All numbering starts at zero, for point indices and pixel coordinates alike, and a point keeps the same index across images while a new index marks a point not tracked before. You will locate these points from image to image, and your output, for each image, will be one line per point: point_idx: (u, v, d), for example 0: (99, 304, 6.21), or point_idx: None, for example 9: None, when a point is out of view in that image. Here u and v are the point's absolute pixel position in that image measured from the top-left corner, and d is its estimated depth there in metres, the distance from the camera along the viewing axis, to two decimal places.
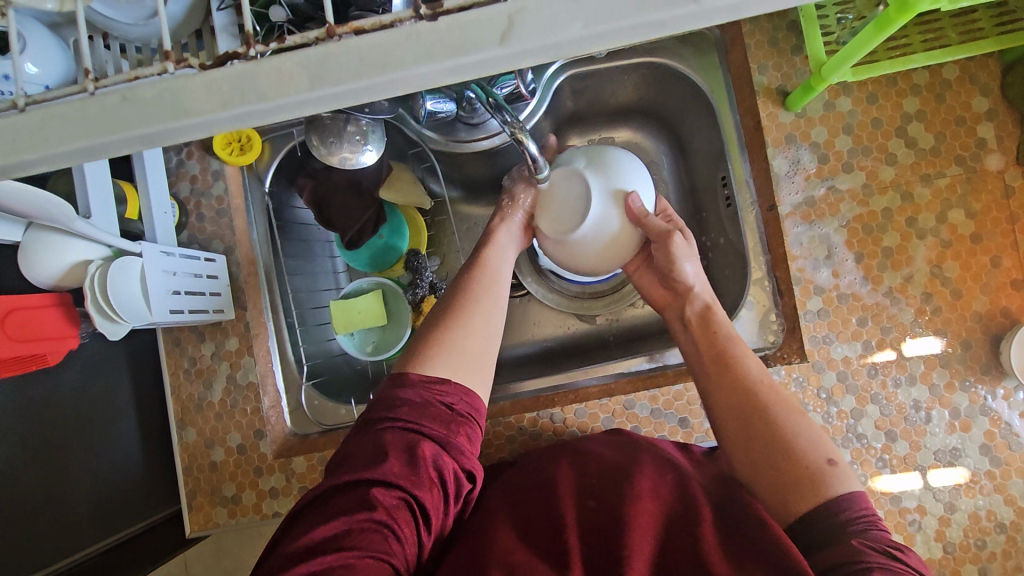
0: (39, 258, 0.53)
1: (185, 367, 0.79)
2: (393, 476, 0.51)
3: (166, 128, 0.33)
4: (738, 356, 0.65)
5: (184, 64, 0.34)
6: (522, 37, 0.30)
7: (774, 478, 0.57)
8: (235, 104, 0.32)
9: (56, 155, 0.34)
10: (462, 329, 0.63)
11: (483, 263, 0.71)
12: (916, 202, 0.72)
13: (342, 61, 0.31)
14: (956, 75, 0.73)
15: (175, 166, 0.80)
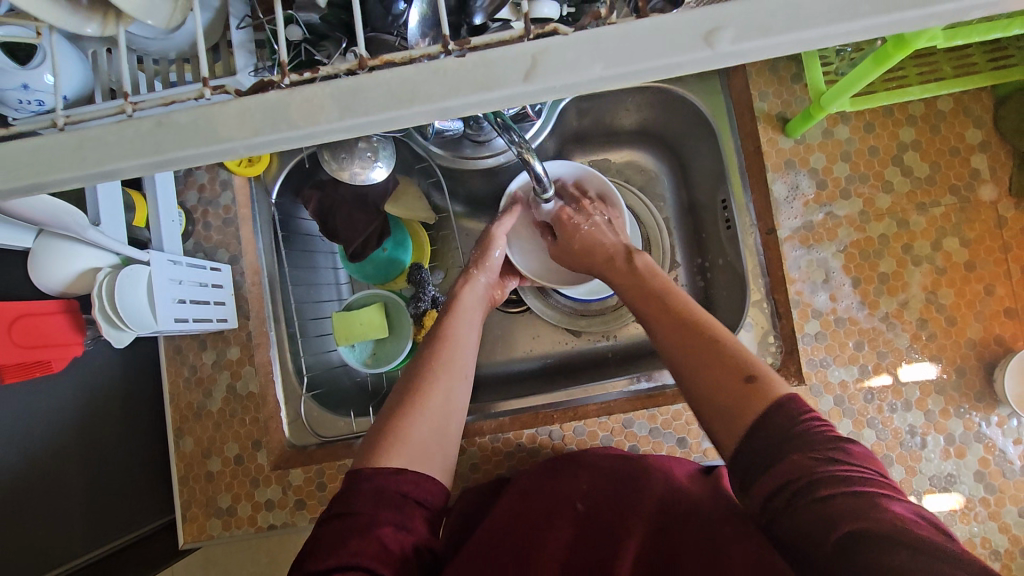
0: (47, 265, 0.53)
1: (185, 375, 0.79)
2: (350, 559, 0.50)
3: (196, 151, 0.34)
4: (666, 299, 0.67)
5: (221, 90, 0.37)
6: (546, 75, 0.31)
7: (714, 403, 0.55)
8: (265, 131, 0.33)
9: (87, 177, 0.34)
10: (414, 411, 0.63)
11: (437, 342, 0.71)
12: (911, 229, 0.74)
13: (371, 92, 0.32)
14: (950, 107, 0.75)
15: (183, 175, 0.81)
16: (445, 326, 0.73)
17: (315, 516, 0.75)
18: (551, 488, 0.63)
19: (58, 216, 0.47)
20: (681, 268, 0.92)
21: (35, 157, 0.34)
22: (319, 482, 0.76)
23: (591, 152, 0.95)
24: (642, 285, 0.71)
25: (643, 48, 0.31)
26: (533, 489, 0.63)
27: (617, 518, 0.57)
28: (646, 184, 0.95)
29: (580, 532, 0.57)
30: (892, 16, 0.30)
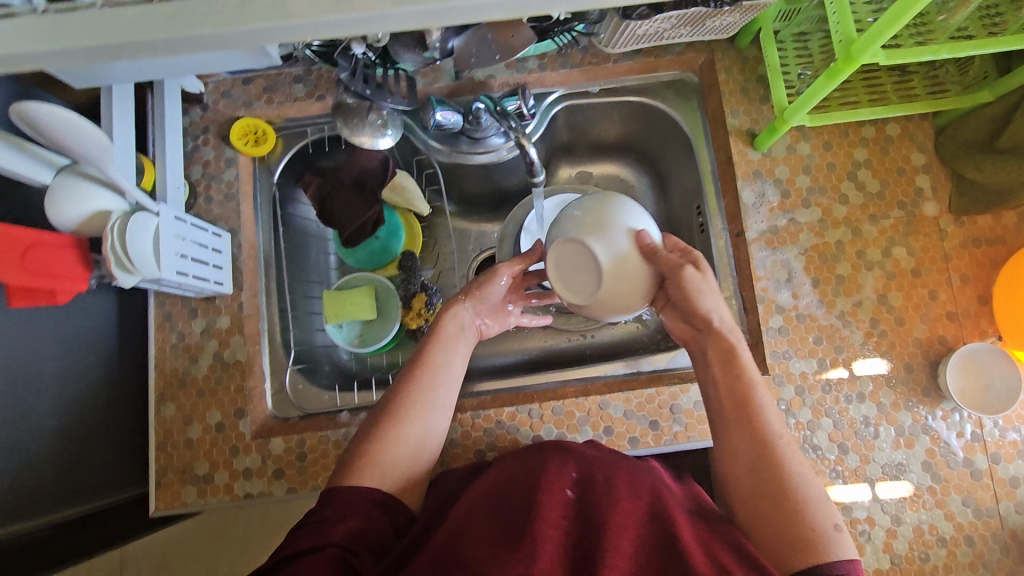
0: (62, 203, 0.54)
1: (172, 342, 0.80)
2: (324, 541, 0.55)
3: (272, 27, 0.44)
4: (756, 409, 0.65)
5: None
6: None
7: (773, 545, 0.58)
8: (329, 13, 0.44)
9: (183, 38, 0.45)
10: (388, 433, 0.65)
11: (418, 376, 0.70)
12: (864, 237, 0.81)
13: None
14: (897, 133, 0.84)
15: (189, 151, 0.84)
16: (432, 361, 0.72)
17: (293, 486, 0.75)
18: (539, 471, 0.61)
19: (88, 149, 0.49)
20: None
21: (147, 20, 0.45)
22: (299, 453, 0.76)
23: (578, 163, 1.02)
24: (722, 374, 0.68)
25: None
26: (509, 479, 0.62)
27: (607, 505, 0.56)
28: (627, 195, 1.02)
29: (566, 518, 0.56)
30: None
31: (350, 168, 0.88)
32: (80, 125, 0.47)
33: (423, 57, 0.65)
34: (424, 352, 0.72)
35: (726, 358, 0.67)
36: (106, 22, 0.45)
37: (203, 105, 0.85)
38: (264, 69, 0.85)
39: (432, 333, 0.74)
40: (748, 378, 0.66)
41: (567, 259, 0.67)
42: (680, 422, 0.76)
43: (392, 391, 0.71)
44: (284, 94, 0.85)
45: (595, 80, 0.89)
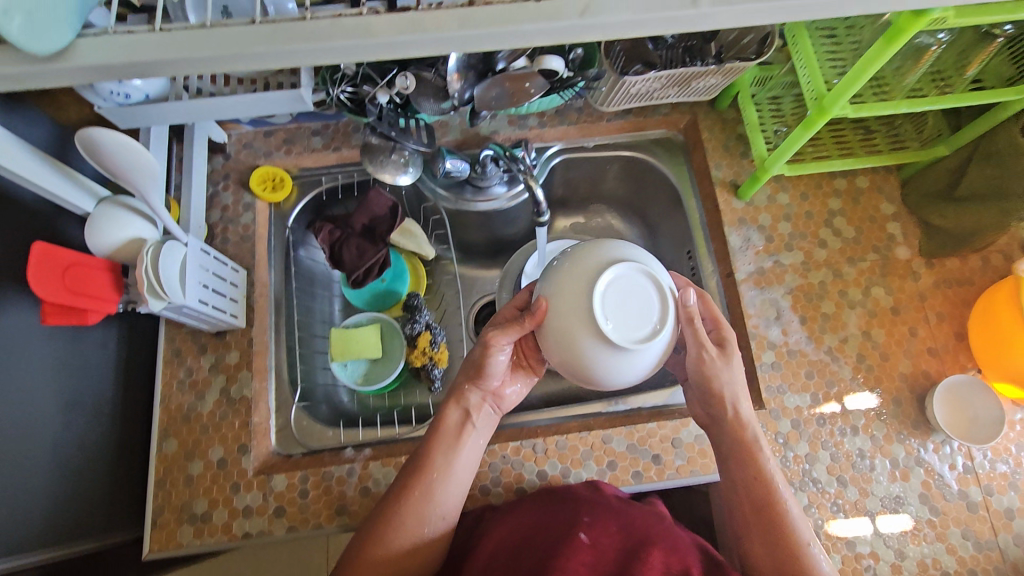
0: (104, 229, 0.59)
1: (179, 378, 0.80)
2: None
3: (352, 44, 0.45)
4: (770, 501, 0.66)
5: (372, 10, 0.46)
6: (597, 14, 0.45)
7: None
8: (409, 31, 0.45)
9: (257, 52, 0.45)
10: (393, 529, 0.65)
11: (423, 467, 0.69)
12: (844, 278, 0.87)
13: (480, 16, 0.45)
14: (866, 186, 0.92)
15: (210, 196, 0.88)
16: (438, 445, 0.70)
17: (294, 524, 0.74)
18: (550, 527, 0.62)
19: (134, 173, 0.56)
20: None
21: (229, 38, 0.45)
22: (302, 489, 0.75)
23: (575, 215, 1.08)
24: (731, 451, 0.70)
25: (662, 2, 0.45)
26: (521, 530, 0.64)
27: (624, 560, 0.59)
28: None
29: (587, 565, 0.58)
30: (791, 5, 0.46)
31: (362, 215, 0.92)
32: (128, 147, 0.54)
33: (441, 106, 0.70)
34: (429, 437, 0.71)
35: (738, 442, 0.70)
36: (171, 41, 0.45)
37: (226, 154, 0.90)
38: (285, 123, 0.92)
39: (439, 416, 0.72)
40: (757, 457, 0.69)
41: (633, 303, 0.62)
42: (682, 456, 0.78)
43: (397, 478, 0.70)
44: (302, 146, 0.92)
45: (590, 136, 0.97)
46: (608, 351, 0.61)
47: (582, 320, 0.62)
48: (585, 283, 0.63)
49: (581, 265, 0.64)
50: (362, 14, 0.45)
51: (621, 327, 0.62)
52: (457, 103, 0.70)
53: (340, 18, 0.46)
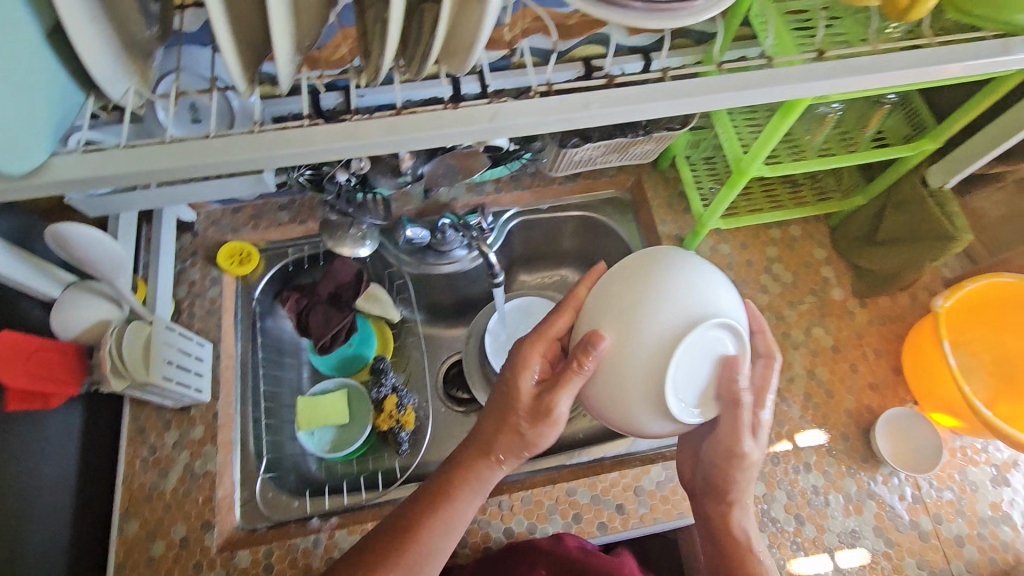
0: (70, 312, 0.62)
1: (143, 455, 0.80)
2: None
3: (296, 152, 0.50)
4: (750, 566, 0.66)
5: (312, 122, 0.51)
6: (507, 117, 0.51)
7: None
8: (343, 139, 0.50)
9: (204, 164, 0.48)
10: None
11: (412, 537, 0.63)
12: (787, 321, 0.93)
13: (407, 124, 0.50)
14: (800, 234, 1.00)
15: (177, 272, 0.91)
16: (435, 518, 0.64)
17: None
18: None
19: (101, 263, 0.60)
20: None
21: (183, 149, 0.48)
22: (266, 564, 0.74)
23: (535, 271, 1.14)
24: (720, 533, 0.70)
25: (565, 105, 0.52)
26: None
27: None
28: None
29: None
30: (678, 104, 0.53)
31: (327, 283, 0.95)
32: (98, 241, 0.58)
33: (397, 181, 0.76)
34: (430, 505, 0.65)
35: (725, 530, 0.69)
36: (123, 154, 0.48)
37: (193, 232, 0.94)
38: (252, 200, 0.96)
39: (443, 487, 0.66)
40: (745, 544, 0.68)
41: (702, 370, 0.60)
42: (645, 504, 0.80)
43: (376, 532, 0.65)
44: (268, 220, 0.96)
45: (543, 199, 1.03)
46: (658, 421, 0.61)
47: (649, 385, 0.59)
48: (666, 346, 0.58)
49: (665, 317, 0.59)
50: (304, 125, 0.50)
51: (685, 397, 0.60)
52: (412, 179, 0.76)
53: (286, 128, 0.50)
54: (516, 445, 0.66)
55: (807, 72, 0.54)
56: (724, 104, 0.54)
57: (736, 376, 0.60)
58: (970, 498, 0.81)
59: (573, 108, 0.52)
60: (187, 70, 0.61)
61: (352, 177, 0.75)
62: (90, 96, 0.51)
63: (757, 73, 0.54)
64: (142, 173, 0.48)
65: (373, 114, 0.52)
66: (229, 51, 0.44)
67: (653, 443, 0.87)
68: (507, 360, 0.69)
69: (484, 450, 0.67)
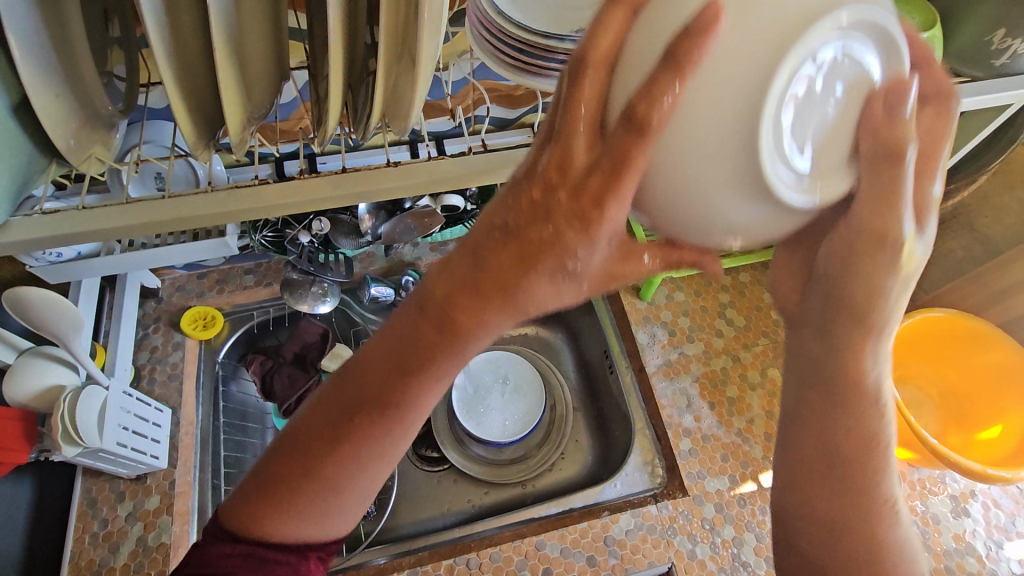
0: (24, 379, 0.62)
1: (93, 530, 0.77)
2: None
3: (249, 209, 0.52)
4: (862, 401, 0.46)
5: (265, 181, 0.54)
6: (445, 173, 0.56)
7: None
8: (289, 196, 0.53)
9: (159, 222, 0.51)
10: (310, 510, 0.44)
11: (368, 436, 0.43)
12: (743, 362, 0.96)
13: (349, 181, 0.54)
14: (750, 279, 1.05)
15: (140, 338, 0.91)
16: (402, 408, 0.42)
17: None
18: None
19: (59, 321, 0.60)
20: (580, 413, 1.08)
21: (142, 209, 0.51)
22: None
23: None
24: (825, 390, 0.47)
25: (504, 163, 0.57)
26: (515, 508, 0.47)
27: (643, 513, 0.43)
28: (549, 353, 1.15)
29: None
30: None
31: (293, 344, 0.96)
32: (54, 301, 0.59)
33: (359, 241, 0.81)
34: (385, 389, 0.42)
35: (848, 385, 0.46)
36: (80, 217, 0.50)
37: (158, 298, 0.94)
38: (218, 265, 0.98)
39: (409, 369, 0.41)
40: (871, 403, 0.46)
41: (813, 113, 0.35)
42: (616, 554, 0.79)
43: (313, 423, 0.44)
44: (234, 284, 0.97)
45: None
46: (751, 202, 0.36)
47: (739, 126, 0.34)
48: (769, 47, 0.33)
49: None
50: (256, 184, 0.53)
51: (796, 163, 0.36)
52: (372, 238, 0.82)
53: (237, 189, 0.53)
54: (549, 302, 0.38)
55: None
56: None
57: (892, 116, 0.36)
58: (934, 531, 0.82)
59: (503, 163, 0.57)
60: (151, 142, 0.65)
61: (315, 239, 0.80)
62: (53, 161, 0.52)
63: None
64: (98, 232, 0.50)
65: (322, 173, 0.56)
66: (183, 121, 0.49)
67: (621, 491, 0.86)
68: (561, 172, 0.34)
69: (482, 314, 0.38)
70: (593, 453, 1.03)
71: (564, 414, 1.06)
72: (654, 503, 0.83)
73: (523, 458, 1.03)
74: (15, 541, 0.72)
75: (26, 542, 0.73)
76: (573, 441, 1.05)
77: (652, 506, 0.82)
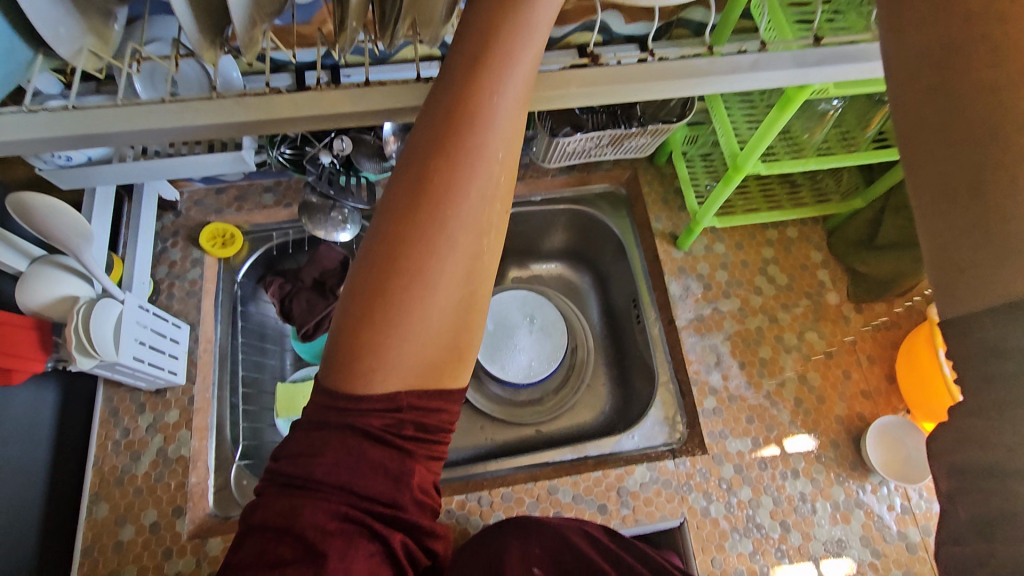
0: (36, 288, 0.60)
1: (115, 438, 0.78)
2: (343, 494, 0.43)
3: (262, 121, 0.47)
4: None
5: (278, 90, 0.48)
6: None
7: (1001, 269, 0.31)
8: (305, 110, 0.48)
9: (167, 130, 0.46)
10: (413, 312, 0.43)
11: (444, 207, 0.43)
12: (780, 323, 0.91)
13: (372, 97, 0.48)
14: (797, 235, 0.97)
15: (158, 252, 0.88)
16: (471, 141, 0.43)
17: None
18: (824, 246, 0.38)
19: (68, 233, 0.57)
20: (603, 359, 1.05)
21: (143, 113, 0.46)
22: None
23: (523, 265, 1.12)
24: None
25: (549, 85, 0.51)
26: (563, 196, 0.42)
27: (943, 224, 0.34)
28: (575, 294, 1.11)
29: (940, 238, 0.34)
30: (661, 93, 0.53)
31: (311, 269, 0.94)
32: (70, 215, 0.56)
33: (382, 165, 0.78)
34: (448, 143, 0.43)
35: None
36: (80, 116, 0.46)
37: (176, 212, 0.91)
38: (236, 181, 0.93)
39: (461, 97, 0.43)
40: None
41: None
42: (628, 505, 0.78)
43: (379, 236, 0.44)
44: (253, 202, 0.93)
45: (536, 190, 1.00)
46: None
47: None
48: None
49: None
50: (267, 92, 0.48)
51: None
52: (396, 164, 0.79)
53: (246, 97, 0.47)
54: None
55: (784, 58, 0.53)
56: (699, 91, 0.54)
57: None
58: None
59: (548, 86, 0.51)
60: (156, 40, 0.59)
61: (336, 159, 0.75)
62: (40, 53, 0.49)
63: (746, 57, 0.53)
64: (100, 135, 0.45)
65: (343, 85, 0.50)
66: (184, 12, 0.43)
67: (638, 444, 0.85)
68: None
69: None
70: (612, 401, 1.01)
71: (587, 356, 1.04)
72: (672, 458, 0.81)
73: (540, 400, 1.03)
74: (42, 444, 0.73)
75: (50, 444, 0.74)
76: (594, 389, 1.03)
77: (669, 461, 0.81)
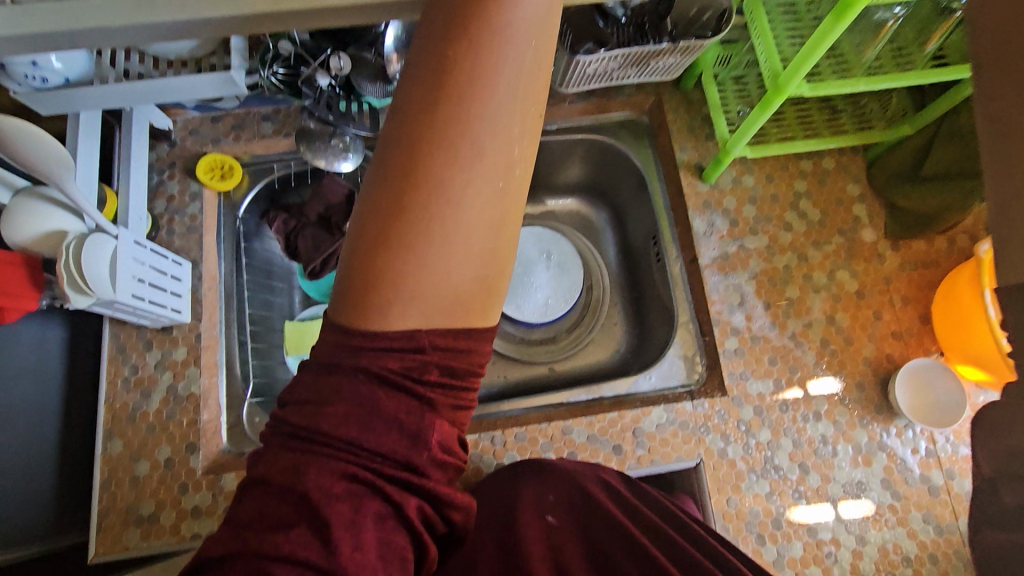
0: (22, 221, 0.56)
1: (124, 376, 0.77)
2: (352, 452, 0.41)
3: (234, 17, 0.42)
4: None
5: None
6: None
7: None
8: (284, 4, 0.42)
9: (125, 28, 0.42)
10: (433, 243, 0.42)
11: (458, 126, 0.41)
12: (810, 262, 0.86)
13: None
14: (833, 166, 0.90)
15: (154, 185, 0.84)
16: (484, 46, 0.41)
17: None
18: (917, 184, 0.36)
19: (47, 161, 0.52)
20: (619, 298, 1.02)
21: (96, 9, 0.42)
22: None
23: (536, 201, 1.06)
24: None
25: None
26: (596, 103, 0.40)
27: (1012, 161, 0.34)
28: (590, 231, 1.06)
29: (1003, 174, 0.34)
30: None
31: (316, 204, 0.89)
32: (50, 142, 0.52)
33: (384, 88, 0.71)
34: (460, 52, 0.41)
35: None
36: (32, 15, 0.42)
37: (170, 141, 0.86)
38: (232, 108, 0.87)
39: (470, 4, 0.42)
40: None
41: None
42: (644, 446, 0.76)
43: (392, 157, 0.42)
44: (251, 131, 0.87)
45: (552, 118, 0.93)
46: None
47: None
48: None
49: None
50: None
51: None
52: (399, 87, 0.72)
53: None
54: None
55: None
56: None
57: None
58: None
59: None
60: None
61: (334, 80, 0.69)
62: None
63: None
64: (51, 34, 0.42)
65: None
66: None
67: (655, 384, 0.83)
68: None
69: None
70: (627, 341, 0.98)
71: (603, 296, 1.01)
72: (690, 400, 0.79)
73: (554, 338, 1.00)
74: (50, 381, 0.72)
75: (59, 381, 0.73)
76: (608, 329, 1.00)
77: (687, 403, 0.78)
